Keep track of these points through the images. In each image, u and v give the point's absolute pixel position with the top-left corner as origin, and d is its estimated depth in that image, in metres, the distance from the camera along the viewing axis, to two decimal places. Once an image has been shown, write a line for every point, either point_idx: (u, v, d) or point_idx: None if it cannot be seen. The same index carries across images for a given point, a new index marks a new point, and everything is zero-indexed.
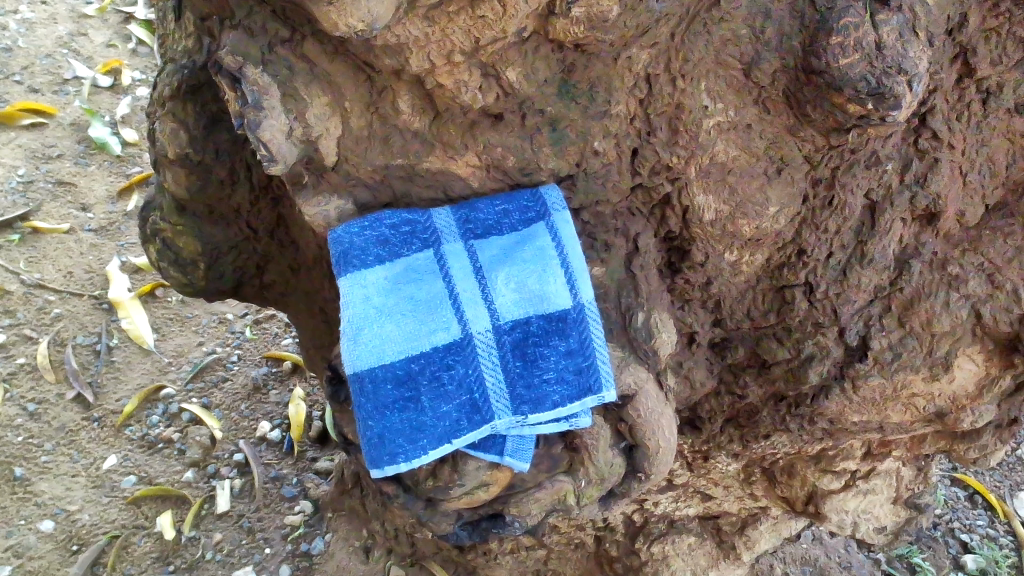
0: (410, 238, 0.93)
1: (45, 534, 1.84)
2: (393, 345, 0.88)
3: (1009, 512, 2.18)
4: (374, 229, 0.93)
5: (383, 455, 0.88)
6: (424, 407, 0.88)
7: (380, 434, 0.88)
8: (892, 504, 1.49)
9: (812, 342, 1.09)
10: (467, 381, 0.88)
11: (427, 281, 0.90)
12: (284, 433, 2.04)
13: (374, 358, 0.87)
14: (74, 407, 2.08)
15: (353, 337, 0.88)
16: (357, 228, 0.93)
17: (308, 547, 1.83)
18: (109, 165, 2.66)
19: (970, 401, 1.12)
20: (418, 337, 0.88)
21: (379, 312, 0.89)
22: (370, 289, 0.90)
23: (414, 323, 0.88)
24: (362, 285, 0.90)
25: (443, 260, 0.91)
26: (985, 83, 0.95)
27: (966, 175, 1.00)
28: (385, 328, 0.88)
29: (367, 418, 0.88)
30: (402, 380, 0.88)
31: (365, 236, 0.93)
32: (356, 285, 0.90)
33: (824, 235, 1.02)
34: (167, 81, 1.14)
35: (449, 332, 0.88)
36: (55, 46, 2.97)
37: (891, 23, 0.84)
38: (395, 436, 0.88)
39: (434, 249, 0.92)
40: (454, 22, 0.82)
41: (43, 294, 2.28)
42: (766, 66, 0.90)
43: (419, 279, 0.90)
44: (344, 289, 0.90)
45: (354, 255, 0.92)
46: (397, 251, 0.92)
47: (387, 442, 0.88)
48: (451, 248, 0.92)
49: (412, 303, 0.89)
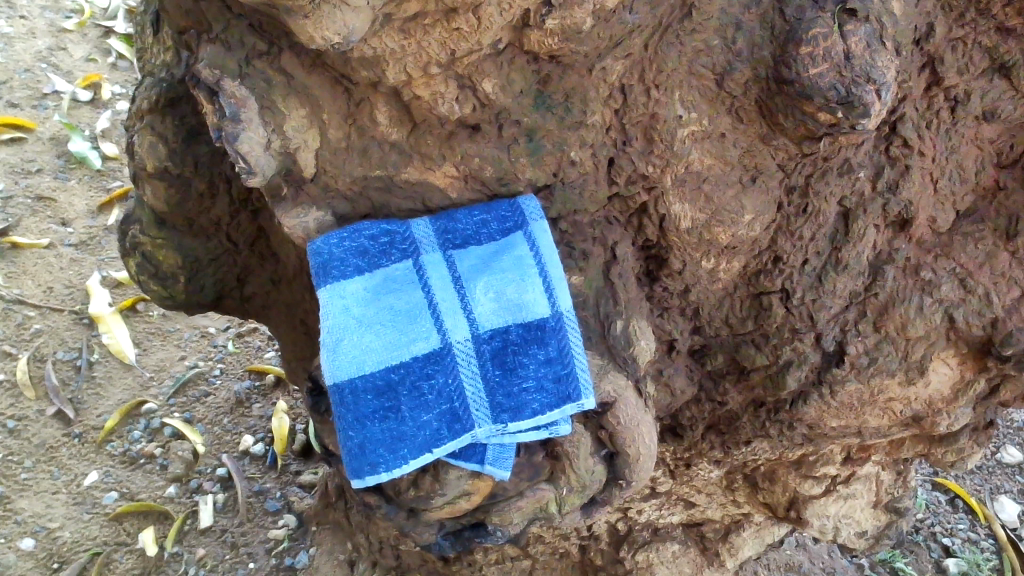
0: (389, 249, 0.93)
1: (25, 552, 1.83)
2: (372, 355, 0.88)
3: (990, 515, 2.20)
4: (353, 240, 0.94)
5: (364, 466, 0.89)
6: (404, 416, 0.88)
7: (360, 445, 0.88)
8: (872, 508, 1.51)
9: (790, 348, 1.10)
10: (447, 391, 0.88)
11: (407, 291, 0.91)
12: (267, 447, 2.03)
13: (354, 367, 0.88)
14: (54, 423, 2.06)
15: (333, 347, 0.88)
16: (337, 239, 0.94)
17: (292, 562, 1.81)
18: (89, 179, 2.66)
19: (946, 404, 1.14)
20: (397, 346, 0.88)
21: (359, 322, 0.89)
22: (350, 299, 0.90)
23: (394, 333, 0.89)
24: (342, 296, 0.90)
25: (422, 270, 0.92)
26: (953, 91, 0.97)
27: (937, 182, 1.02)
28: (364, 338, 0.88)
29: (347, 428, 0.89)
30: (382, 390, 0.88)
31: (345, 247, 0.93)
32: (336, 295, 0.90)
33: (799, 242, 1.04)
34: (145, 95, 1.14)
35: (429, 341, 0.88)
36: (34, 60, 2.95)
37: (860, 33, 0.85)
38: (375, 446, 0.88)
39: (413, 259, 0.93)
40: (430, 35, 0.83)
41: (23, 309, 2.27)
42: (738, 76, 0.92)
43: (398, 288, 0.91)
44: (323, 300, 0.91)
45: (333, 267, 0.92)
46: (377, 262, 0.93)
47: (368, 452, 0.88)
48: (430, 259, 0.93)
49: (391, 312, 0.89)
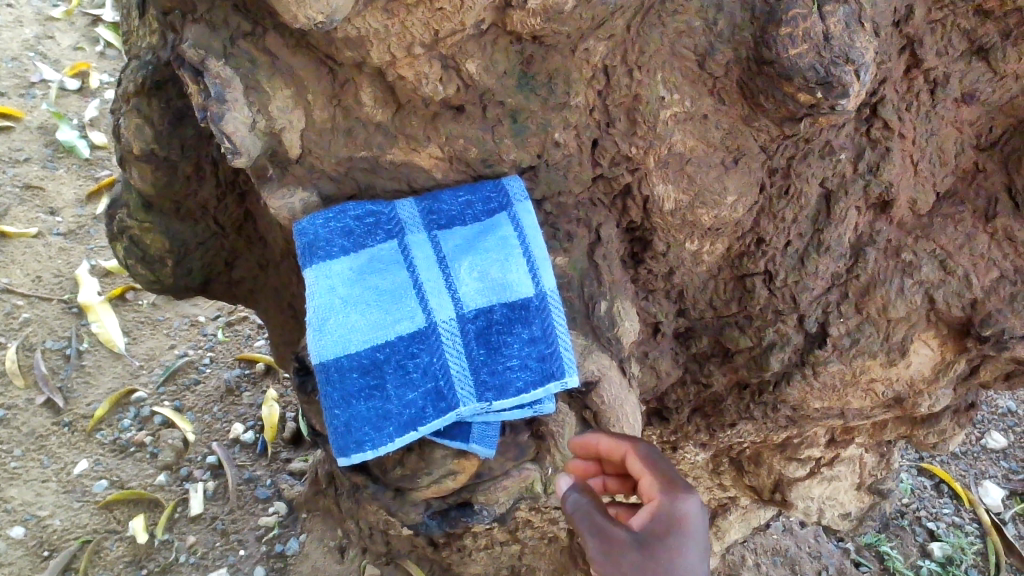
0: (375, 230, 0.94)
1: (16, 541, 1.83)
2: (358, 335, 0.89)
3: (975, 499, 2.22)
4: (339, 220, 0.94)
5: (350, 444, 0.90)
6: (388, 394, 0.89)
7: (346, 423, 0.90)
8: (856, 490, 1.53)
9: (774, 330, 1.12)
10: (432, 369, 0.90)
11: (392, 272, 0.92)
12: (257, 435, 2.04)
13: (340, 347, 0.89)
14: (44, 412, 2.06)
15: (318, 326, 0.89)
16: (322, 219, 0.94)
17: (283, 548, 1.82)
18: (78, 168, 2.65)
19: (927, 385, 1.16)
20: (382, 326, 0.90)
21: (345, 302, 0.90)
22: (335, 280, 0.91)
23: (379, 313, 0.90)
24: (327, 276, 0.91)
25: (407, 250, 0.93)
26: (933, 74, 0.98)
27: (918, 164, 1.03)
28: (350, 318, 0.89)
29: (333, 406, 0.90)
30: (368, 369, 0.89)
31: (330, 228, 0.94)
32: (323, 276, 0.91)
33: (782, 224, 1.05)
34: (131, 77, 1.14)
35: (414, 321, 0.90)
36: (21, 49, 2.94)
37: (838, 14, 0.86)
38: (361, 424, 0.89)
39: (398, 239, 0.94)
40: (413, 15, 0.83)
41: (12, 298, 2.27)
42: (719, 57, 0.92)
43: (383, 269, 0.92)
44: (309, 280, 0.91)
45: (319, 248, 0.93)
46: (363, 242, 0.93)
47: (353, 431, 0.90)
48: (415, 239, 0.94)
49: (377, 292, 0.91)
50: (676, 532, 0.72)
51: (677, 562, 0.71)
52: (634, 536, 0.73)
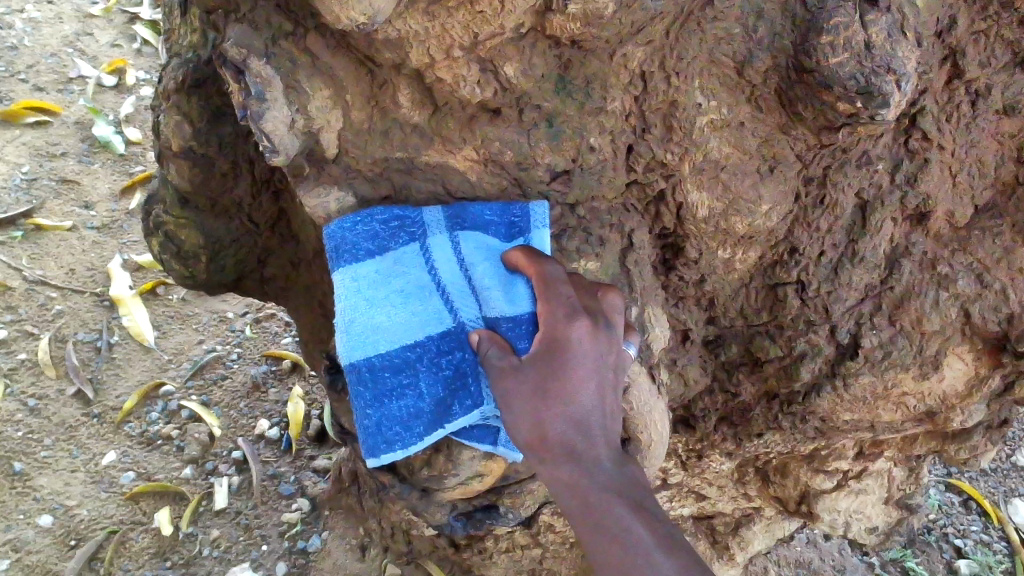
0: (397, 235, 0.95)
1: (44, 529, 1.84)
2: (384, 337, 0.91)
3: (1004, 517, 2.17)
4: (365, 224, 0.96)
5: (381, 443, 0.92)
6: (418, 394, 0.90)
7: (377, 422, 0.91)
8: (884, 504, 1.51)
9: (805, 340, 1.10)
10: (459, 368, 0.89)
11: (414, 275, 0.93)
12: (282, 431, 2.05)
13: (368, 349, 0.91)
14: (74, 403, 2.09)
15: (347, 330, 0.92)
16: (348, 224, 0.96)
17: (304, 545, 1.83)
18: (112, 163, 2.69)
19: (960, 401, 1.15)
20: (407, 327, 0.91)
21: (372, 304, 0.92)
22: (360, 284, 0.94)
23: (405, 314, 0.91)
24: (354, 278, 0.94)
25: (429, 254, 0.94)
26: (974, 85, 0.97)
27: (956, 176, 1.02)
28: (375, 319, 0.91)
29: (365, 407, 0.92)
30: (398, 368, 0.91)
31: (354, 232, 0.96)
32: (350, 279, 0.94)
33: (817, 234, 1.04)
34: (172, 75, 1.16)
35: (438, 322, 0.91)
36: (61, 45, 2.99)
37: (880, 23, 0.85)
38: (392, 424, 0.91)
39: (419, 243, 0.95)
40: (453, 18, 0.84)
41: (45, 290, 2.30)
42: (758, 65, 0.92)
43: (406, 272, 0.94)
44: (338, 282, 0.95)
45: (345, 253, 0.95)
46: (387, 245, 0.95)
47: (385, 430, 0.91)
48: (436, 243, 0.95)
49: (400, 296, 0.92)
50: (561, 360, 0.81)
51: (559, 378, 0.80)
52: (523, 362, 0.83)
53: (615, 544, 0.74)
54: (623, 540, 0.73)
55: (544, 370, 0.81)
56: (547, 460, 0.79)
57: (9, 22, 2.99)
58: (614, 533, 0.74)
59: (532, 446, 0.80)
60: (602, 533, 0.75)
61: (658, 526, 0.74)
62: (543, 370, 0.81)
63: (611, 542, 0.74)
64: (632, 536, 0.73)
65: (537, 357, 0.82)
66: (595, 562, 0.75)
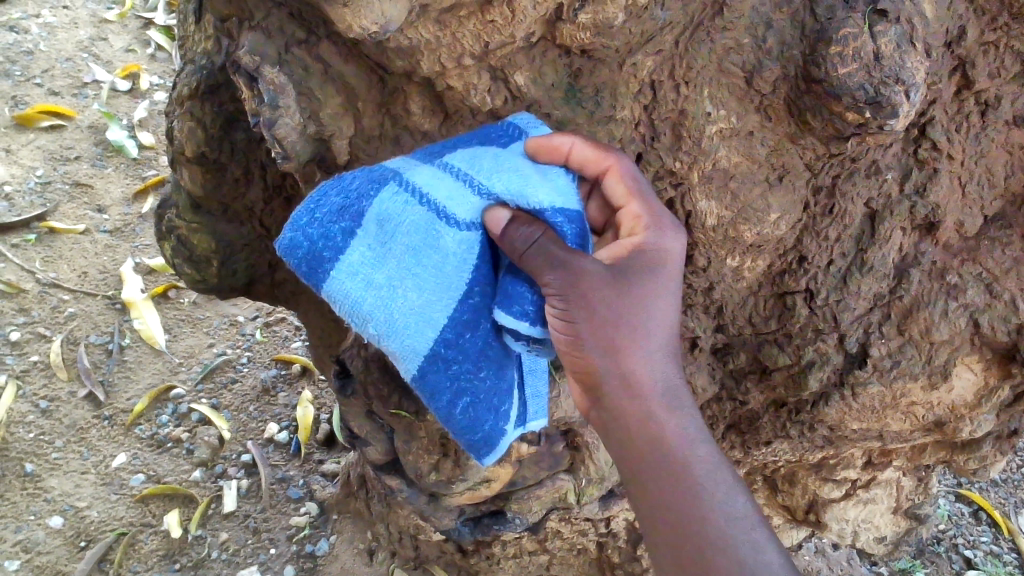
0: (365, 188, 0.83)
1: (54, 530, 1.85)
2: (434, 303, 0.83)
3: (1014, 528, 2.13)
4: (325, 204, 0.83)
5: (500, 396, 0.89)
6: (493, 342, 0.86)
7: (491, 384, 0.88)
8: (892, 514, 1.51)
9: (813, 348, 1.10)
10: (522, 296, 0.81)
11: (411, 219, 0.82)
12: (291, 435, 2.04)
13: (426, 327, 0.83)
14: (85, 405, 2.10)
15: (392, 329, 0.82)
16: (306, 219, 0.82)
17: (313, 549, 1.82)
18: (126, 168, 2.71)
19: (969, 410, 1.15)
20: (448, 278, 0.83)
21: (391, 281, 0.82)
22: (362, 268, 0.82)
23: (430, 271, 0.83)
24: (353, 273, 0.82)
25: (412, 187, 0.83)
26: (984, 95, 0.97)
27: (965, 186, 1.02)
28: (407, 297, 0.82)
29: (466, 377, 0.86)
30: (469, 327, 0.84)
31: (318, 220, 0.82)
32: (352, 276, 0.82)
33: (825, 243, 1.04)
34: (186, 81, 1.18)
35: (471, 247, 0.83)
36: (76, 50, 3.01)
37: (889, 34, 0.85)
38: (498, 376, 0.88)
39: (394, 181, 0.83)
40: (464, 26, 0.85)
41: (58, 293, 2.32)
42: (767, 74, 0.92)
43: (398, 224, 0.82)
44: (342, 288, 0.82)
45: (324, 249, 0.82)
46: (359, 212, 0.82)
47: (496, 387, 0.88)
48: (409, 173, 0.84)
49: (414, 251, 0.82)
50: (649, 276, 0.82)
51: (646, 297, 0.81)
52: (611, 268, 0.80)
53: (697, 483, 0.80)
54: (702, 480, 0.80)
55: (639, 291, 0.81)
56: (631, 389, 0.82)
57: (25, 26, 3.02)
58: (694, 472, 0.80)
59: (617, 366, 0.81)
60: (681, 470, 0.80)
61: (732, 472, 0.82)
62: (643, 292, 0.81)
63: (693, 480, 0.80)
64: (712, 478, 0.80)
65: (627, 272, 0.81)
66: (662, 493, 0.80)
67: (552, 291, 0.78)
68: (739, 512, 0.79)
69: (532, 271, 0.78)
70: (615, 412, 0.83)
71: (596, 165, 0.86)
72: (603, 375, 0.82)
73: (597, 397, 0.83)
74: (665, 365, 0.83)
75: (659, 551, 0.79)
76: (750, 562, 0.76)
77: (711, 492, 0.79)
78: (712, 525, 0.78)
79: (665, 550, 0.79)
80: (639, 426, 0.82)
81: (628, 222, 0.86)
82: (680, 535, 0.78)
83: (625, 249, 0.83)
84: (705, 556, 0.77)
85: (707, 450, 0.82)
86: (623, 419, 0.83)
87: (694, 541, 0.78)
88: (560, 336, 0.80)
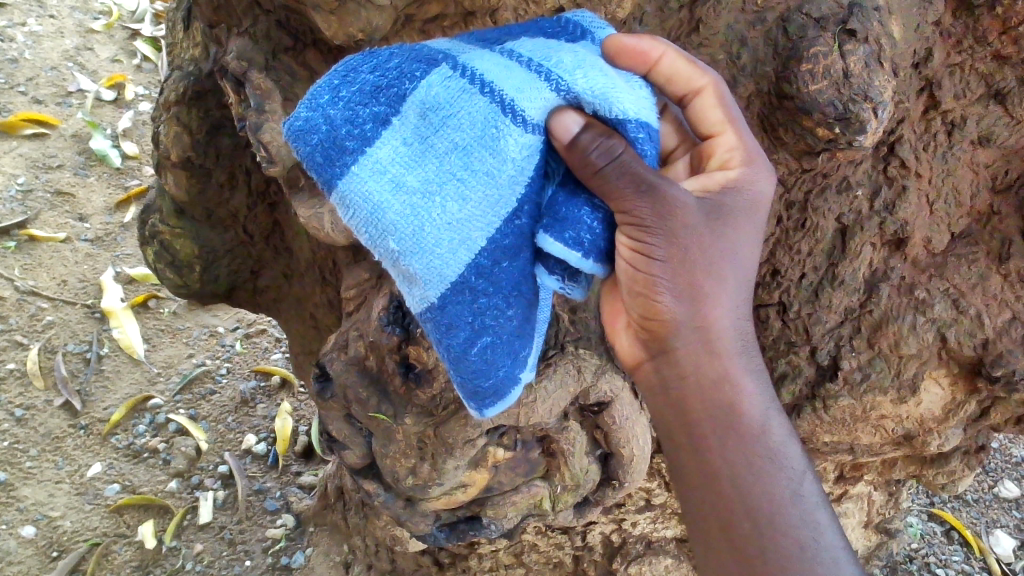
0: (409, 68, 0.72)
1: (26, 540, 1.83)
2: (474, 220, 0.72)
3: (985, 548, 1.98)
4: (355, 80, 0.72)
5: (518, 344, 0.78)
6: (529, 276, 0.75)
7: (515, 328, 0.77)
8: (864, 527, 1.54)
9: (785, 360, 1.12)
10: (579, 220, 0.70)
11: (465, 111, 0.72)
12: (269, 447, 2.03)
13: (458, 247, 0.72)
14: (61, 414, 2.09)
15: (418, 244, 0.72)
16: (328, 98, 0.71)
17: (288, 561, 1.78)
18: (108, 177, 2.72)
19: (937, 424, 1.17)
20: (498, 188, 0.72)
21: (426, 189, 0.72)
22: (392, 167, 0.71)
23: (476, 180, 0.72)
24: (380, 171, 0.71)
25: (470, 74, 0.72)
26: (950, 115, 1.02)
27: (933, 204, 1.05)
28: (441, 209, 0.72)
29: (488, 317, 0.75)
30: (508, 256, 0.73)
31: (344, 98, 0.71)
32: (376, 175, 0.71)
33: (797, 256, 1.07)
34: (173, 87, 1.20)
35: (531, 155, 0.71)
36: (61, 59, 3.02)
37: (858, 53, 0.87)
38: (521, 320, 0.77)
39: (446, 65, 0.73)
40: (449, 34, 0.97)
41: (37, 300, 2.32)
42: (741, 90, 0.97)
43: (447, 116, 0.72)
44: (363, 187, 0.71)
45: (346, 136, 0.71)
46: (396, 94, 0.72)
47: (517, 334, 0.77)
48: (468, 57, 0.74)
49: (461, 151, 0.72)
50: (736, 218, 0.75)
51: (732, 241, 0.75)
52: (702, 204, 0.72)
53: (762, 457, 0.78)
54: (768, 454, 0.78)
55: (726, 237, 0.74)
56: (707, 345, 0.76)
57: (11, 34, 3.01)
58: (762, 445, 0.78)
59: (697, 318, 0.74)
60: (750, 443, 0.78)
61: (794, 443, 0.81)
62: (731, 237, 0.74)
63: (760, 455, 0.78)
64: (778, 453, 0.79)
65: (716, 213, 0.73)
66: (733, 460, 0.77)
67: (633, 220, 0.69)
68: (801, 488, 0.79)
69: (607, 192, 0.68)
70: (683, 367, 0.76)
71: (689, 84, 0.79)
72: (679, 324, 0.74)
73: (665, 345, 0.76)
74: (741, 315, 0.78)
75: (711, 519, 0.78)
76: (808, 545, 0.78)
77: (774, 468, 0.78)
78: (775, 504, 0.77)
79: (718, 520, 0.78)
80: (708, 387, 0.77)
81: (719, 151, 0.78)
82: (740, 510, 0.77)
83: (718, 182, 0.75)
84: (765, 537, 0.77)
85: (774, 421, 0.80)
86: (692, 375, 0.77)
87: (755, 519, 0.77)
88: (635, 272, 0.71)
